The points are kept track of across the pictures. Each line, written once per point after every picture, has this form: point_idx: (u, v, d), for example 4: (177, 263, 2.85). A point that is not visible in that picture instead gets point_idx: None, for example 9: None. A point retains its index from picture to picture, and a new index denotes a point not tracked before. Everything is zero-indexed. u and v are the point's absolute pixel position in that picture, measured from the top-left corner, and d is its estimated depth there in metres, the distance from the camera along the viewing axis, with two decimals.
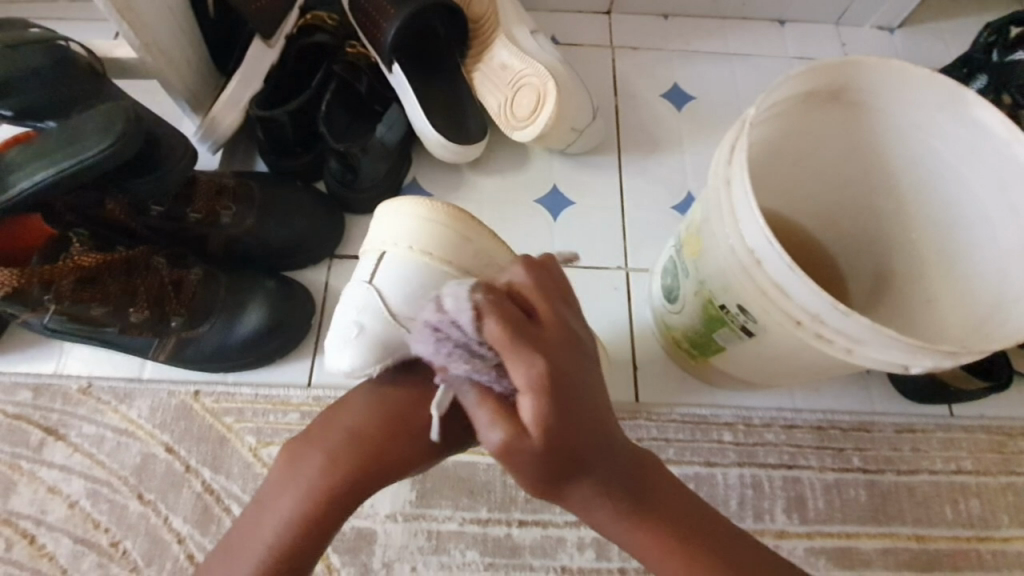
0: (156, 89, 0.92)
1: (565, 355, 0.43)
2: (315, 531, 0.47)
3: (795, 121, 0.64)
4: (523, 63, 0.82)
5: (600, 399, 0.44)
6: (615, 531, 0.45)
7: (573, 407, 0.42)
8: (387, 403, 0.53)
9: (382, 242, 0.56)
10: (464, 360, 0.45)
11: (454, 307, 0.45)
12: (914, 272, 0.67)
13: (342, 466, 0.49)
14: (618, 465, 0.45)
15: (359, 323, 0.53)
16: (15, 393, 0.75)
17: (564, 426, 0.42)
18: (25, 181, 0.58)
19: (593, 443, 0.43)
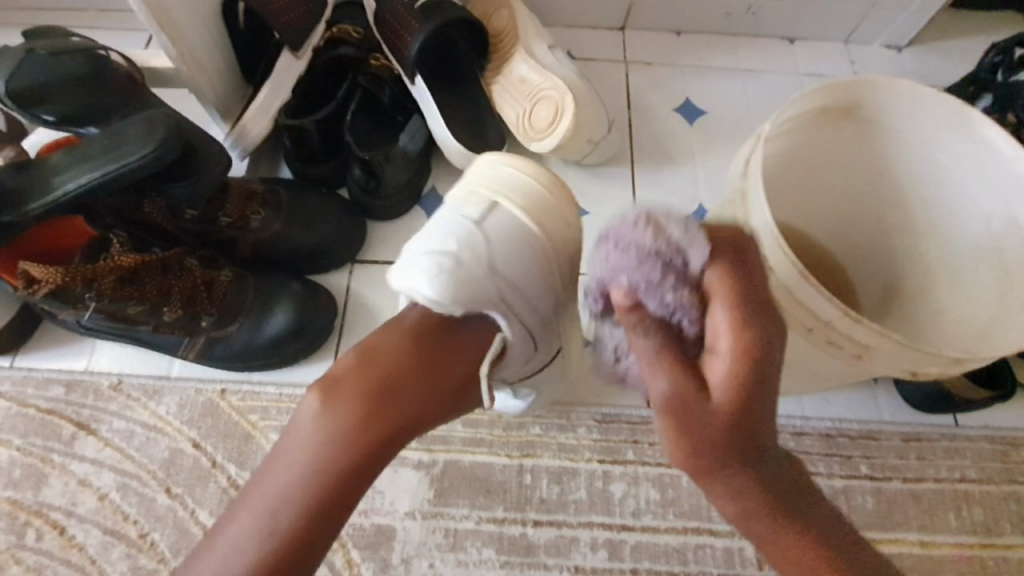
0: (186, 97, 0.95)
1: (767, 330, 0.43)
2: (347, 482, 0.43)
3: (807, 137, 0.66)
4: (542, 77, 0.85)
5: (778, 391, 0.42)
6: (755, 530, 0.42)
7: (762, 381, 0.41)
8: (413, 350, 0.48)
9: (493, 191, 0.53)
10: (656, 276, 0.48)
11: (666, 228, 0.50)
12: (920, 283, 0.69)
13: (371, 413, 0.45)
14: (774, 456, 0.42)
15: (451, 254, 0.48)
16: (48, 388, 0.77)
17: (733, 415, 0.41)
18: (72, 184, 0.61)
19: (763, 425, 0.41)
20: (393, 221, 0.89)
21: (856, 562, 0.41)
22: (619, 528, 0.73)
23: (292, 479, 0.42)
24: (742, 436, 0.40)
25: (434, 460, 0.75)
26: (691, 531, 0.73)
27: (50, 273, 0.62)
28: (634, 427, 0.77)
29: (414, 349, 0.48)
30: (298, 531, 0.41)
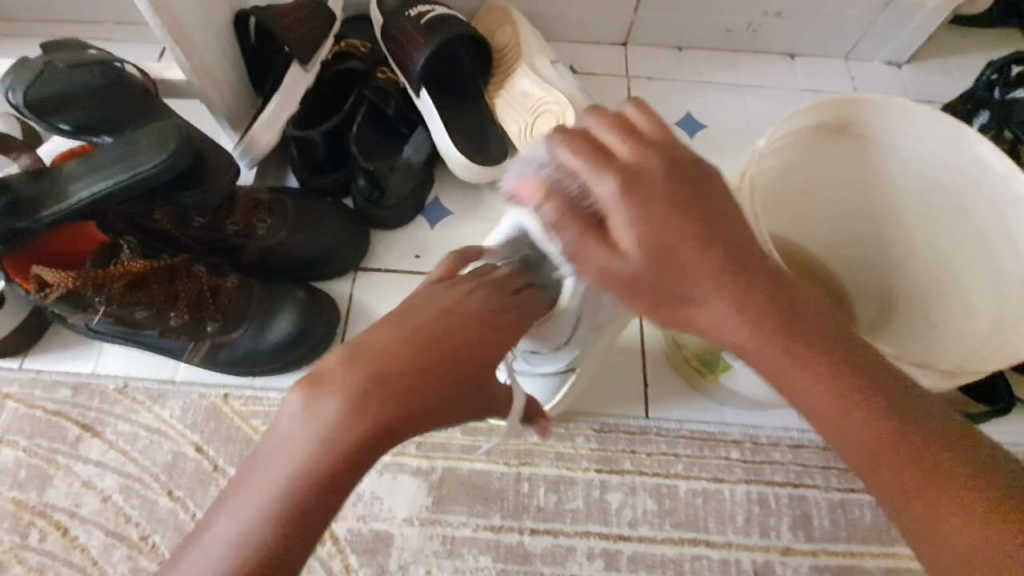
0: (197, 108, 0.98)
1: (640, 174, 0.43)
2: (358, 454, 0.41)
3: (802, 153, 0.68)
4: (544, 92, 0.87)
5: (693, 218, 0.44)
6: (765, 359, 0.45)
7: (662, 220, 0.43)
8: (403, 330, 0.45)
9: None
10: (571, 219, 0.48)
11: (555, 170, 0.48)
12: (914, 297, 0.70)
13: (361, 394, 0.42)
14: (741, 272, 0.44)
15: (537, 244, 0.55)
16: (55, 390, 0.79)
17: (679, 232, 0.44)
18: (85, 191, 0.63)
19: (690, 253, 0.44)
20: (398, 230, 0.91)
21: (964, 455, 0.42)
22: (616, 537, 0.73)
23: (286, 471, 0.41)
24: (709, 244, 0.44)
25: (433, 467, 0.76)
26: (688, 542, 0.73)
27: (61, 277, 0.64)
28: (632, 437, 0.78)
29: (412, 329, 0.45)
30: (305, 505, 0.40)
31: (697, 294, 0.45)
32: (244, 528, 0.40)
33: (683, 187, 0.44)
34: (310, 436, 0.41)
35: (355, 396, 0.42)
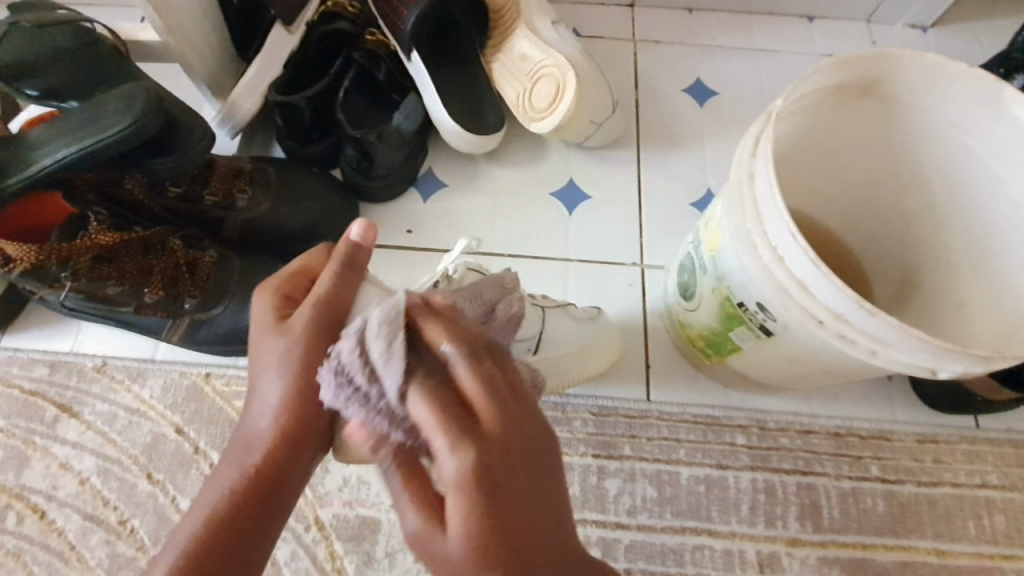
0: (180, 75, 0.93)
1: (490, 417, 0.37)
2: (288, 454, 0.42)
3: (823, 116, 0.62)
4: (543, 53, 0.80)
5: (501, 475, 0.37)
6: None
7: (480, 454, 0.36)
8: (258, 356, 0.44)
9: None
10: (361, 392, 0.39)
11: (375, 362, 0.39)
12: (939, 272, 0.65)
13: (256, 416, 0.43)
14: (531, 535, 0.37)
15: None
16: (31, 368, 0.76)
17: (515, 432, 0.38)
18: (48, 158, 0.58)
19: (509, 503, 0.37)
20: (388, 205, 0.86)
21: None
22: (613, 526, 0.70)
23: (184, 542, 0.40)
24: (491, 493, 0.36)
25: None
26: (690, 532, 0.70)
27: (24, 251, 0.61)
28: (632, 421, 0.74)
29: (259, 353, 0.44)
30: (269, 484, 0.42)
31: (489, 521, 0.36)
32: (222, 527, 0.40)
33: (477, 424, 0.37)
34: (250, 445, 0.42)
35: (259, 418, 0.43)
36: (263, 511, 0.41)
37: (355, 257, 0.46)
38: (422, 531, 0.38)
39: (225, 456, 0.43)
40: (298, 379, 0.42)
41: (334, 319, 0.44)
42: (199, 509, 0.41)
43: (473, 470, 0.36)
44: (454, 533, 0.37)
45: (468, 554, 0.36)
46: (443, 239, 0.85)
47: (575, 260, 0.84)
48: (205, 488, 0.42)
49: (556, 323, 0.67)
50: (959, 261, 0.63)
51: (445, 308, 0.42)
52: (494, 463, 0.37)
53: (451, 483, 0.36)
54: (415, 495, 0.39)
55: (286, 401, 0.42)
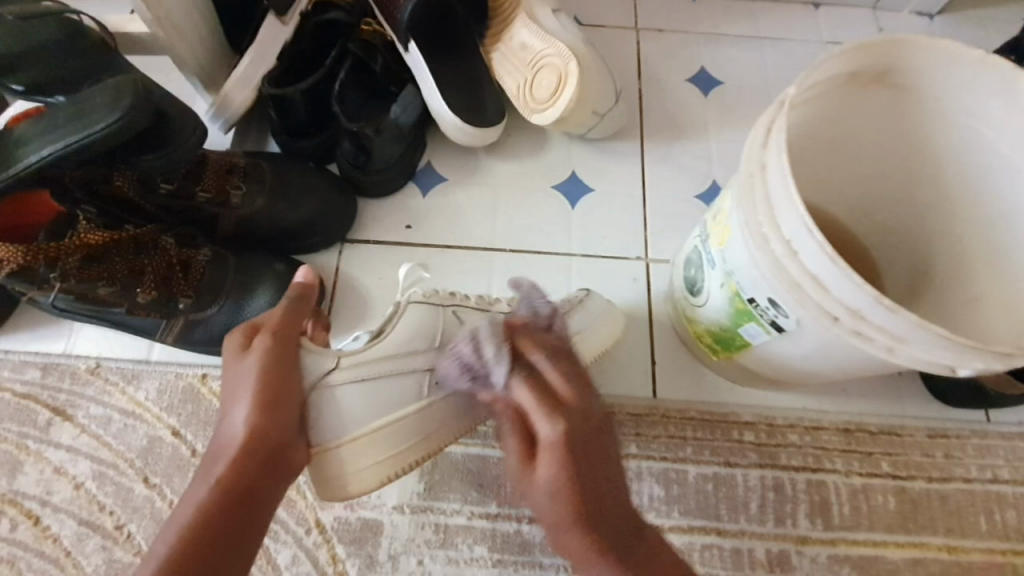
0: (171, 68, 0.90)
1: (572, 397, 0.51)
2: (263, 453, 0.49)
3: (834, 105, 0.60)
4: (544, 43, 0.78)
5: (586, 440, 0.49)
6: (573, 520, 0.47)
7: (568, 423, 0.49)
8: (231, 380, 0.52)
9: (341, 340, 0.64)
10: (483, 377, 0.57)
11: (490, 357, 0.55)
12: (952, 265, 0.63)
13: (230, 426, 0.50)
14: (603, 490, 0.48)
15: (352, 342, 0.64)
16: (23, 371, 0.74)
17: (591, 409, 0.51)
18: (33, 155, 0.56)
19: (590, 463, 0.48)
20: (386, 200, 0.84)
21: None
22: None
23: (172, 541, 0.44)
24: (575, 451, 0.48)
25: None
26: (698, 531, 0.69)
27: (11, 251, 0.58)
28: (638, 420, 0.73)
29: (230, 378, 0.52)
30: (249, 479, 0.48)
31: (574, 473, 0.47)
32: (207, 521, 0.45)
33: (565, 401, 0.50)
34: (225, 453, 0.48)
35: (234, 430, 0.49)
36: (244, 507, 0.47)
37: (301, 294, 0.57)
38: (522, 477, 0.50)
39: (196, 473, 0.49)
40: (258, 394, 0.50)
41: (284, 343, 0.53)
42: (173, 519, 0.46)
43: (563, 433, 0.48)
44: (547, 480, 0.48)
45: (561, 498, 0.47)
46: (442, 234, 0.83)
47: (579, 255, 0.82)
48: (186, 497, 0.47)
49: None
50: (972, 253, 0.62)
51: (522, 323, 0.59)
52: (579, 431, 0.49)
53: (545, 442, 0.48)
54: (517, 448, 0.51)
55: (256, 409, 0.49)
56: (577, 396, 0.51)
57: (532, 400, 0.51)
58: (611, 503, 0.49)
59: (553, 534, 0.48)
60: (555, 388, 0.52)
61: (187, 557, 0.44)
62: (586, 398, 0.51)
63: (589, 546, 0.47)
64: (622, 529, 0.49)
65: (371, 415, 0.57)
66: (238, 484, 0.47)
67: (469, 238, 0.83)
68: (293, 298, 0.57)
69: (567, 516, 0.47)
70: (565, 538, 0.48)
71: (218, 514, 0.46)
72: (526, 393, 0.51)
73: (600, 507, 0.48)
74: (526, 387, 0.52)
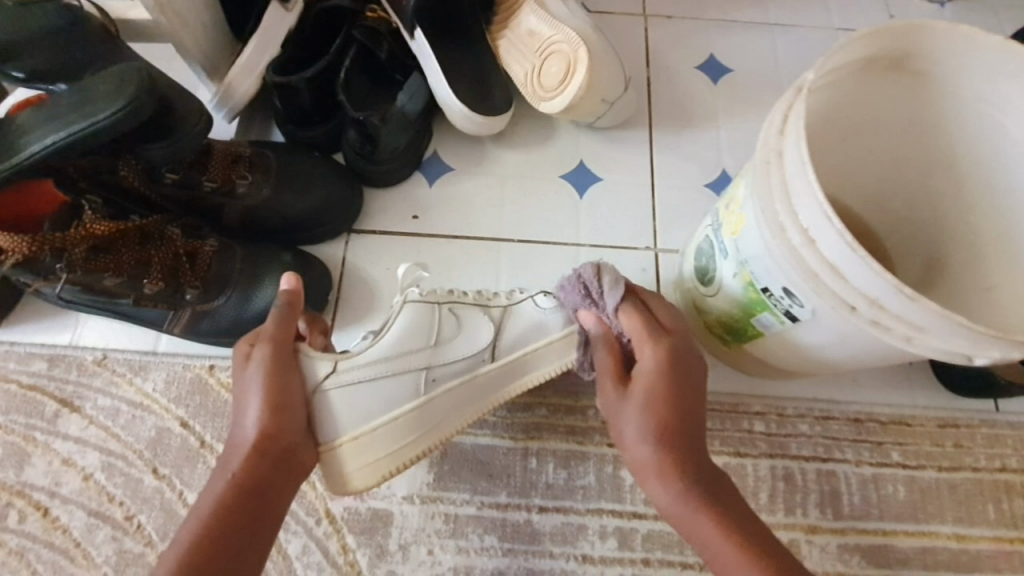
0: (173, 56, 0.89)
1: (673, 329, 0.58)
2: (271, 454, 0.50)
3: (850, 91, 0.59)
4: (552, 29, 0.76)
5: (685, 360, 0.56)
6: (658, 427, 0.52)
7: (669, 345, 0.56)
8: (238, 386, 0.53)
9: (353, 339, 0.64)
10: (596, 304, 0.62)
11: (608, 286, 0.61)
12: (967, 253, 0.62)
13: (238, 430, 0.51)
14: (694, 407, 0.53)
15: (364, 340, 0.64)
16: (30, 363, 0.74)
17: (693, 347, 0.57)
18: (36, 143, 0.55)
19: (683, 380, 0.54)
20: (392, 190, 0.84)
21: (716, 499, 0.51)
22: (630, 515, 0.69)
23: (185, 544, 0.46)
24: (673, 366, 0.55)
25: None
26: None
27: (16, 242, 0.57)
28: None
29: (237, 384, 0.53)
30: (260, 480, 0.49)
31: (670, 383, 0.54)
32: (220, 522, 0.46)
33: (667, 332, 0.58)
34: (235, 455, 0.49)
35: (242, 434, 0.50)
36: (255, 507, 0.48)
37: (294, 299, 0.57)
38: (613, 386, 0.56)
39: (214, 469, 0.50)
40: (267, 394, 0.51)
41: (283, 348, 0.54)
42: (192, 512, 0.48)
43: (662, 350, 0.55)
44: (644, 386, 0.54)
45: (650, 405, 0.53)
46: (449, 224, 0.82)
47: (586, 245, 0.81)
48: (200, 500, 0.48)
49: (519, 321, 0.65)
50: (988, 242, 0.61)
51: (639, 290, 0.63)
52: (680, 352, 0.56)
53: (644, 356, 0.56)
54: (612, 363, 0.58)
55: (262, 413, 0.50)
56: (676, 329, 0.59)
57: (637, 325, 0.58)
58: (697, 434, 0.53)
59: (632, 439, 0.53)
60: (661, 321, 0.59)
61: (201, 558, 0.45)
62: (685, 332, 0.59)
63: (669, 453, 0.51)
64: (703, 463, 0.52)
65: (371, 414, 0.57)
66: (248, 485, 0.48)
67: (477, 228, 0.82)
68: (287, 304, 0.56)
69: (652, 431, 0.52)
70: (645, 444, 0.52)
71: (231, 515, 0.47)
72: (631, 317, 0.59)
73: (687, 432, 0.52)
74: (631, 313, 0.59)
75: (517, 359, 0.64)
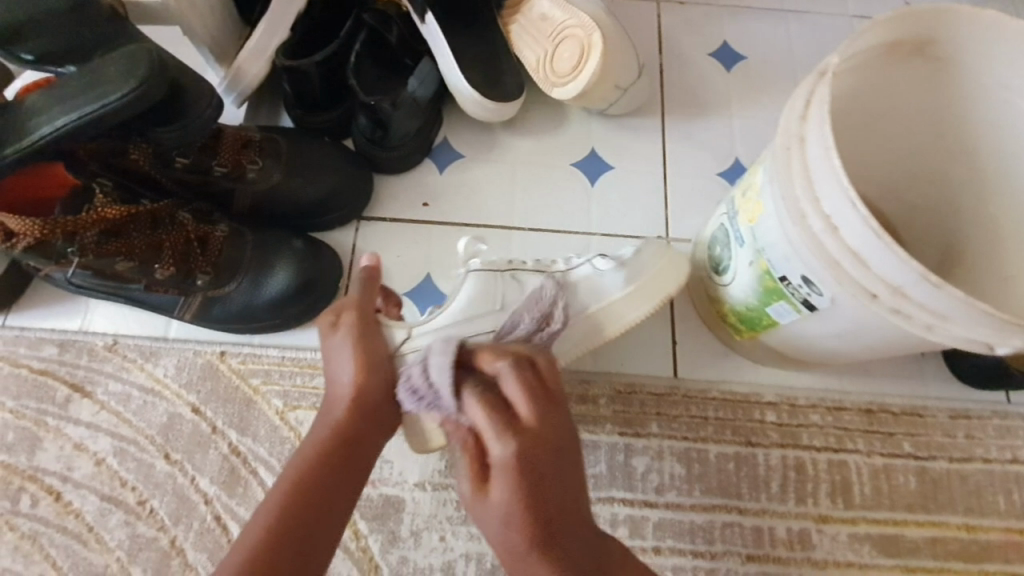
0: (181, 40, 0.88)
1: (539, 412, 0.46)
2: (364, 414, 0.52)
3: (872, 77, 0.59)
4: (565, 12, 0.75)
5: (547, 456, 0.44)
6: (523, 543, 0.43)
7: (527, 440, 0.44)
8: (327, 350, 0.54)
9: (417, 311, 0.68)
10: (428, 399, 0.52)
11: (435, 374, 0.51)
12: (985, 243, 0.62)
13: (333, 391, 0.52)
14: (571, 506, 0.45)
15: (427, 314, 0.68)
16: (40, 348, 0.73)
17: (556, 429, 0.46)
18: (45, 126, 0.54)
19: (547, 483, 0.44)
20: (402, 177, 0.83)
21: None
22: (641, 504, 0.69)
23: (287, 496, 0.47)
24: (531, 471, 0.44)
25: None
26: (719, 509, 0.69)
27: (27, 225, 0.57)
28: (659, 399, 0.72)
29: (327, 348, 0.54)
30: (357, 437, 0.51)
31: (531, 493, 0.43)
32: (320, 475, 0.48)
33: (524, 420, 0.45)
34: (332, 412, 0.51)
35: (338, 394, 0.52)
36: (355, 461, 0.50)
37: (372, 274, 0.58)
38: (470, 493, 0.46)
39: (314, 421, 0.52)
40: (362, 356, 0.53)
41: (370, 316, 0.55)
42: (294, 460, 0.50)
43: (521, 450, 0.44)
44: (501, 498, 0.44)
45: (511, 518, 0.43)
46: (460, 212, 0.82)
47: (598, 233, 0.81)
48: (297, 456, 0.50)
49: (581, 284, 0.65)
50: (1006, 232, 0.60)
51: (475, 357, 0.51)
52: (540, 449, 0.44)
53: (496, 461, 0.44)
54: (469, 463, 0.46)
55: (357, 375, 0.52)
56: (541, 409, 0.46)
57: (487, 417, 0.45)
58: (578, 536, 0.45)
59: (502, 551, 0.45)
60: (509, 398, 0.47)
61: (307, 506, 0.47)
62: (556, 410, 0.47)
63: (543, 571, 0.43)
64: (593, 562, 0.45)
65: None
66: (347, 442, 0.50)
67: (488, 216, 0.82)
68: (366, 278, 0.57)
69: (521, 544, 0.43)
70: (517, 560, 0.44)
71: (333, 468, 0.49)
72: (475, 407, 0.47)
73: (561, 538, 0.44)
74: (476, 403, 0.47)
75: (588, 320, 0.65)
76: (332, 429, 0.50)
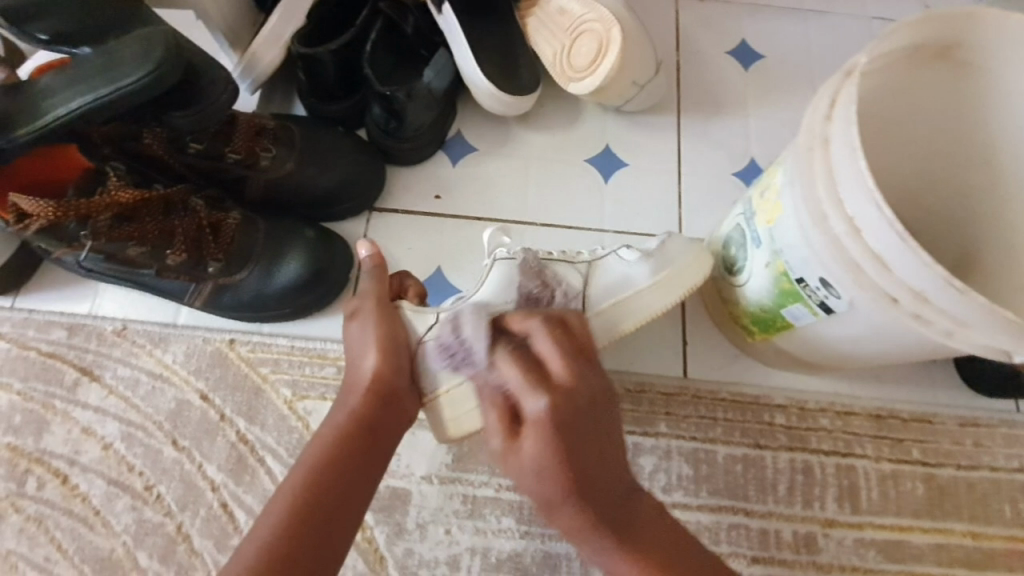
0: (195, 25, 0.87)
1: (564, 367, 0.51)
2: (381, 398, 0.53)
3: (894, 79, 0.58)
4: (584, 7, 0.75)
5: (575, 416, 0.49)
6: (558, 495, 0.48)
7: (555, 397, 0.49)
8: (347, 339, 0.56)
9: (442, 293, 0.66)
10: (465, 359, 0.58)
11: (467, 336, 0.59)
12: (1002, 251, 0.61)
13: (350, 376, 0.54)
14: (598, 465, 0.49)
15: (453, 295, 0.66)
16: (49, 331, 0.73)
17: (583, 390, 0.50)
18: (62, 107, 0.54)
19: (577, 439, 0.49)
20: (415, 168, 0.82)
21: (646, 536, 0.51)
22: None
23: (304, 475, 0.49)
24: (562, 434, 0.48)
25: None
26: (726, 510, 0.69)
27: (40, 207, 0.57)
28: (669, 398, 0.72)
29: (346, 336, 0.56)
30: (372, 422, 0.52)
31: (563, 455, 0.47)
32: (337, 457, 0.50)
33: (552, 377, 0.51)
34: (348, 397, 0.53)
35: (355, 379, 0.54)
36: (369, 444, 0.52)
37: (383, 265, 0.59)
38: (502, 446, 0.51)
39: (333, 403, 0.54)
40: (378, 343, 0.55)
41: (386, 305, 0.57)
42: (314, 440, 0.52)
43: (551, 412, 0.48)
44: (532, 457, 0.48)
45: (544, 475, 0.48)
46: (472, 205, 0.81)
47: (611, 231, 0.80)
48: (316, 438, 0.52)
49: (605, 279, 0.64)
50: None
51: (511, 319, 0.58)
52: (567, 410, 0.49)
53: (529, 420, 0.49)
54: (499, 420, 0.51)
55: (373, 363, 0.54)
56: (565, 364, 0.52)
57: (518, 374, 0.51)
58: (606, 484, 0.50)
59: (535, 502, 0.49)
60: (537, 355, 0.53)
61: (323, 487, 0.49)
62: (580, 367, 0.52)
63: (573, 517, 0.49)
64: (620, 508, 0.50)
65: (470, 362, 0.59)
66: (362, 425, 0.52)
67: (500, 210, 0.81)
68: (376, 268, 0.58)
69: (556, 492, 0.48)
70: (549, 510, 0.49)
71: (347, 450, 0.51)
72: (509, 366, 0.53)
73: (592, 489, 0.49)
74: (510, 363, 0.53)
75: (608, 313, 0.64)
76: (348, 413, 0.52)
